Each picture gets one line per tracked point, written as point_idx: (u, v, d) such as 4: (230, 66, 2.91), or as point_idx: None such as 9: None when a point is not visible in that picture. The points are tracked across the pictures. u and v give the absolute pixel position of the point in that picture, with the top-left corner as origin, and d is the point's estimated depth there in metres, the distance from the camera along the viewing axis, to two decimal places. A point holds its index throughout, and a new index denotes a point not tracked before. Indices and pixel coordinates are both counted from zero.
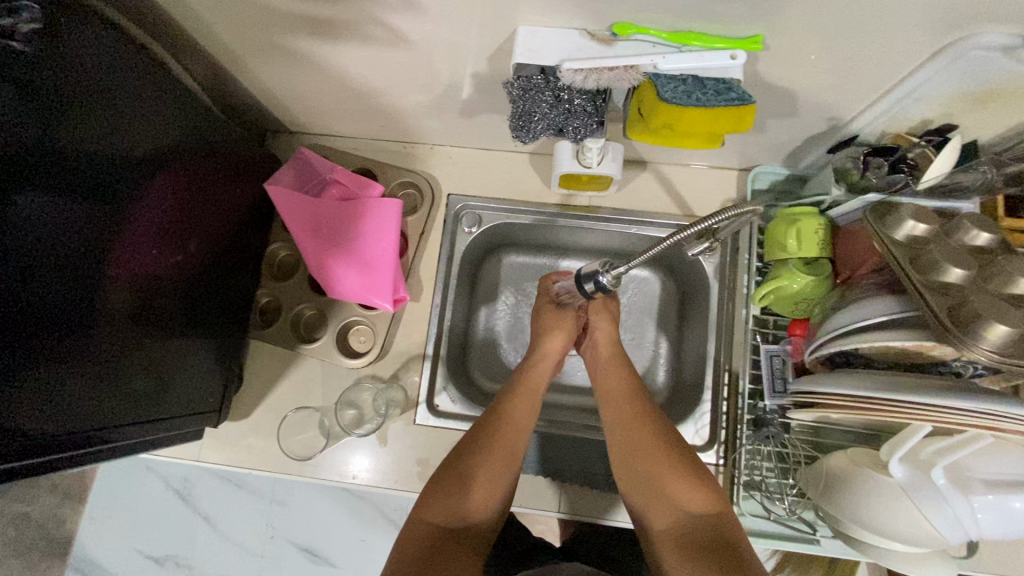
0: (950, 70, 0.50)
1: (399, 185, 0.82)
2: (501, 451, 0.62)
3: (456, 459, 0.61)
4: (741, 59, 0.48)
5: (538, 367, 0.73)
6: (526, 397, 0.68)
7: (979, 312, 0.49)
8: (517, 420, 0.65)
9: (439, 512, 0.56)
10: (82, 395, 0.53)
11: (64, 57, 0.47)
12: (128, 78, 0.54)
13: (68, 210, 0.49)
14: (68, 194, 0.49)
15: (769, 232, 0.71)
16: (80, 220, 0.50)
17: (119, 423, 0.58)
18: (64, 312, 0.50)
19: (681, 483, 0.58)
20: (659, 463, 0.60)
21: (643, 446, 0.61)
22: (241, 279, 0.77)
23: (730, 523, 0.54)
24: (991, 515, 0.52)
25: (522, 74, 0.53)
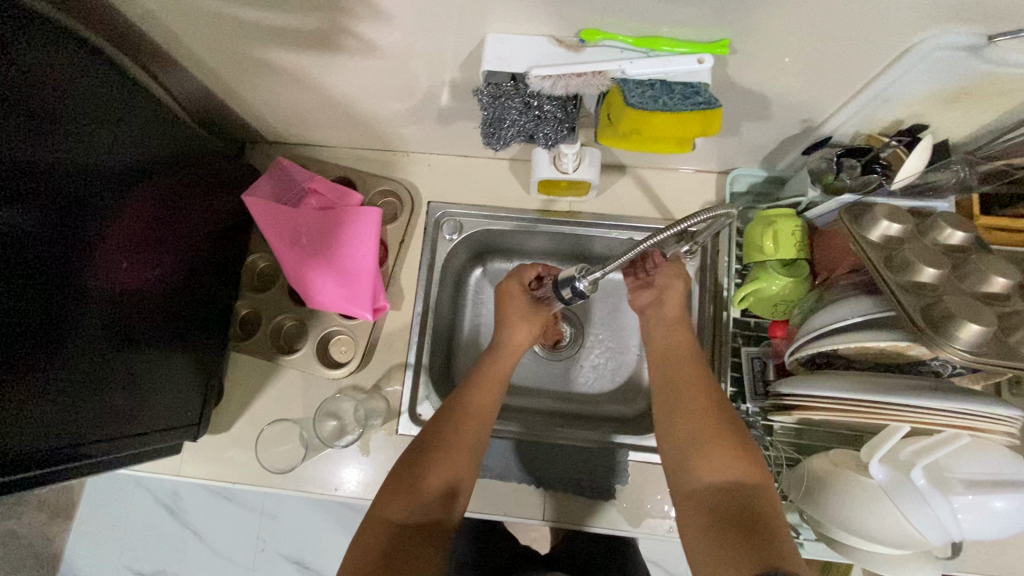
0: (918, 70, 0.50)
1: (379, 193, 0.82)
2: (463, 444, 0.61)
3: (415, 453, 0.60)
4: (709, 62, 0.48)
5: (501, 359, 0.71)
6: (488, 389, 0.67)
7: (951, 312, 0.49)
8: (476, 413, 0.64)
9: (398, 508, 0.55)
10: (52, 413, 0.52)
11: (21, 70, 0.46)
12: (90, 90, 0.53)
13: (33, 228, 0.48)
14: (33, 210, 0.48)
15: (746, 234, 0.71)
16: (47, 236, 0.49)
17: (92, 440, 0.57)
18: (32, 329, 0.48)
19: (727, 455, 0.56)
20: (705, 433, 0.58)
21: (694, 417, 0.60)
22: (219, 290, 0.76)
23: (761, 497, 0.53)
24: (972, 515, 0.51)
25: (492, 81, 0.52)
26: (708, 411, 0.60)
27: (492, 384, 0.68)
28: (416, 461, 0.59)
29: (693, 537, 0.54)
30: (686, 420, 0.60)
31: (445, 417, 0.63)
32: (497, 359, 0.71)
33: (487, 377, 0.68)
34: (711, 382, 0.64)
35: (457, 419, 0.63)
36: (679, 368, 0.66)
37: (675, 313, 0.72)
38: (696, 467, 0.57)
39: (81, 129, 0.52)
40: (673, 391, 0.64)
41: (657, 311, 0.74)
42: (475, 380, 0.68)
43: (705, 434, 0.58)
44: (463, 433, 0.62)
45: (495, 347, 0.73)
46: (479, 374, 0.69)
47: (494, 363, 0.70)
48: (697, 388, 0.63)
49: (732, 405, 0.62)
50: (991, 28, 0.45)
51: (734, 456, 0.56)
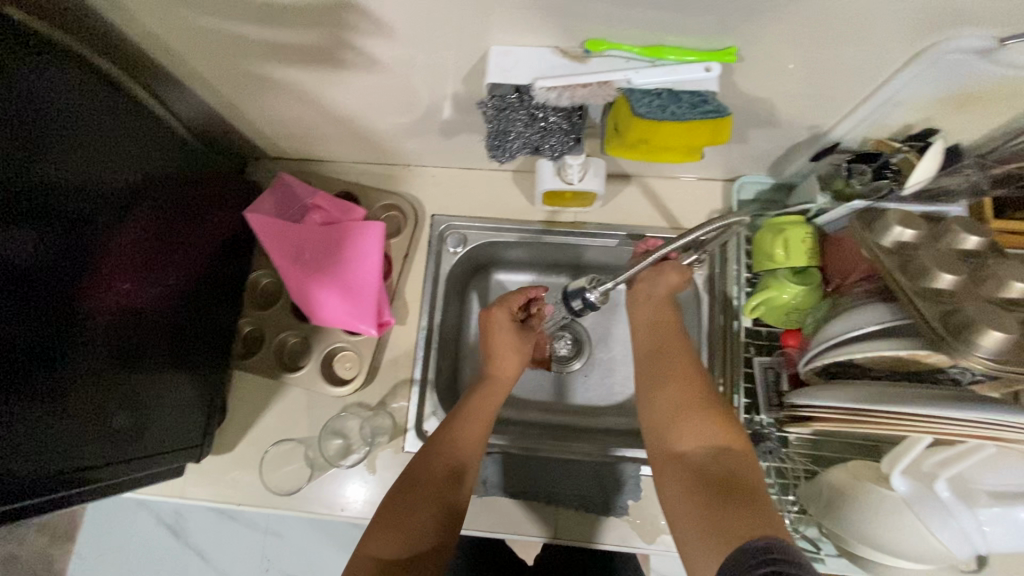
0: (929, 74, 0.49)
1: (382, 208, 0.81)
2: (451, 475, 0.60)
3: (402, 487, 0.59)
4: (717, 70, 0.47)
5: (492, 392, 0.69)
6: (478, 418, 0.65)
7: (971, 319, 0.48)
8: (465, 446, 0.63)
9: (383, 545, 0.54)
10: (51, 437, 0.50)
11: (18, 87, 0.45)
12: (89, 107, 0.52)
13: (32, 248, 0.47)
14: (33, 229, 0.47)
15: (755, 242, 0.70)
16: (47, 256, 0.48)
17: (94, 464, 0.56)
18: (31, 351, 0.47)
19: (703, 423, 0.55)
20: (682, 401, 0.58)
21: (674, 385, 0.60)
22: (222, 308, 0.76)
23: (739, 463, 0.52)
24: (996, 526, 0.52)
25: (497, 93, 0.51)
26: (689, 383, 0.59)
27: (481, 414, 0.66)
28: (403, 497, 0.58)
29: (671, 505, 0.52)
30: (668, 393, 0.59)
31: (433, 449, 0.62)
32: (489, 388, 0.69)
33: (477, 405, 0.67)
34: (693, 358, 0.63)
35: (446, 450, 0.62)
36: (662, 347, 0.65)
37: (665, 289, 0.69)
38: (675, 435, 0.56)
39: (79, 147, 0.51)
40: (655, 366, 0.63)
41: (642, 291, 0.71)
42: (465, 408, 0.66)
43: (683, 403, 0.58)
44: (450, 466, 0.61)
45: (486, 375, 0.71)
46: (469, 402, 0.67)
47: (485, 391, 0.69)
48: (679, 362, 0.62)
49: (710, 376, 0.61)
50: (1003, 30, 0.44)
51: (716, 425, 0.55)
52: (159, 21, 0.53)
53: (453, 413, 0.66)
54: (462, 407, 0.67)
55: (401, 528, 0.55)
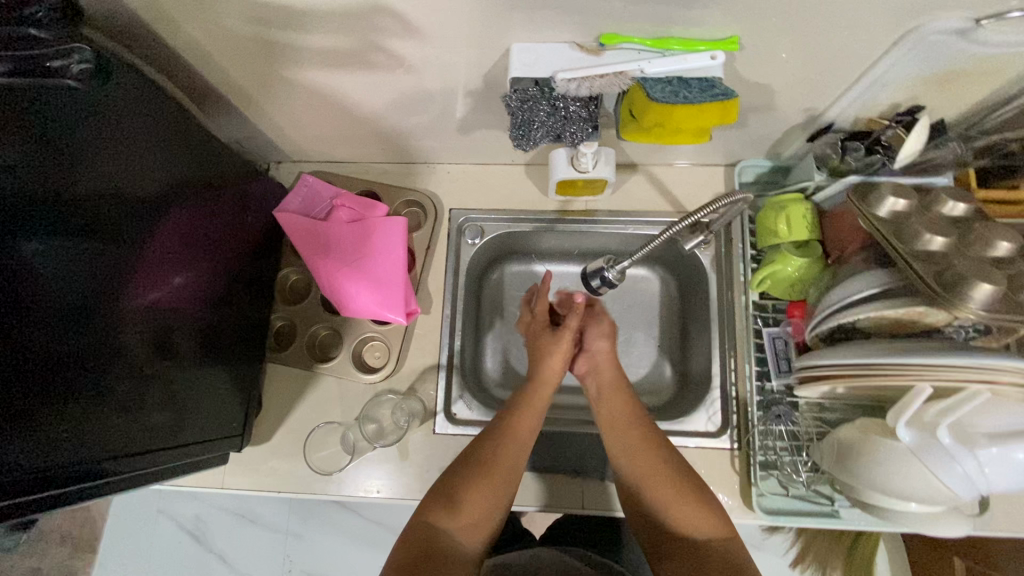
0: (913, 55, 0.54)
1: (403, 204, 0.85)
2: (497, 473, 0.61)
3: (450, 483, 0.60)
4: (721, 58, 0.52)
5: (542, 387, 0.70)
6: (528, 422, 0.66)
7: (964, 275, 0.53)
8: (522, 435, 0.65)
9: (437, 515, 0.57)
10: (87, 425, 0.52)
11: (73, 97, 0.50)
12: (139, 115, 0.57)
13: (82, 244, 0.51)
14: (83, 224, 0.51)
15: (758, 221, 0.75)
16: (93, 254, 0.52)
17: (129, 453, 0.58)
18: (70, 341, 0.50)
19: (695, 514, 0.59)
20: (665, 487, 0.61)
21: (644, 469, 0.63)
22: (255, 304, 0.79)
23: (740, 550, 0.56)
24: (997, 466, 0.54)
25: (519, 87, 0.56)
26: (664, 464, 0.63)
27: (531, 418, 0.67)
28: (458, 476, 0.61)
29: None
30: (654, 480, 0.62)
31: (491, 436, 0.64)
32: (539, 382, 0.71)
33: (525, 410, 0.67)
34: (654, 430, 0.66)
35: (491, 451, 0.63)
36: (623, 425, 0.66)
37: (607, 373, 0.72)
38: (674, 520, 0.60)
39: (126, 151, 0.56)
40: (630, 442, 0.65)
41: (598, 373, 0.73)
42: (517, 406, 0.68)
43: (668, 489, 0.61)
44: (496, 466, 0.61)
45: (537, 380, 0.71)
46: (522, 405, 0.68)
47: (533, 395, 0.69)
48: (656, 441, 0.65)
49: (667, 443, 0.65)
50: (978, 13, 0.49)
51: (713, 512, 0.59)
52: (202, 30, 0.57)
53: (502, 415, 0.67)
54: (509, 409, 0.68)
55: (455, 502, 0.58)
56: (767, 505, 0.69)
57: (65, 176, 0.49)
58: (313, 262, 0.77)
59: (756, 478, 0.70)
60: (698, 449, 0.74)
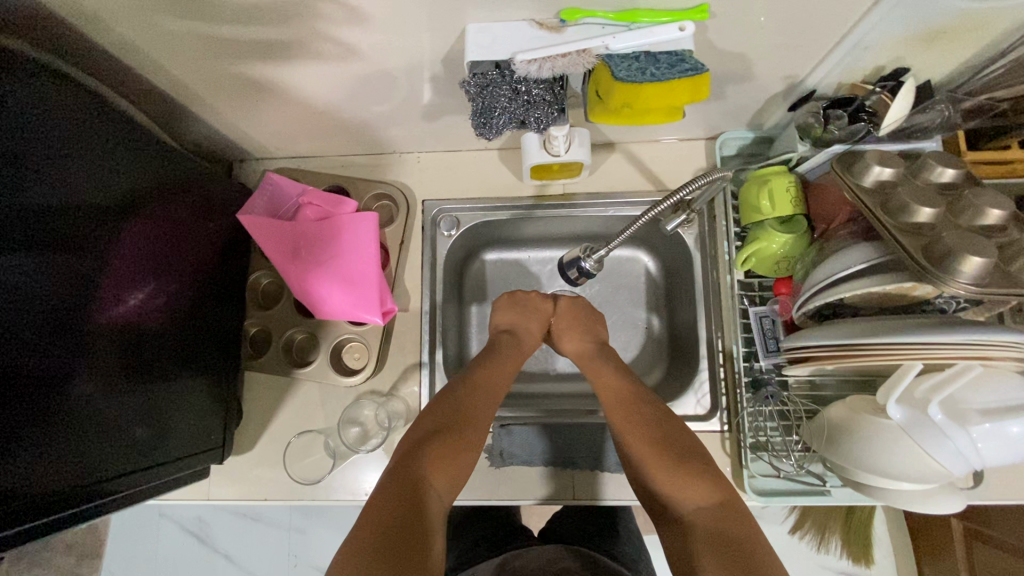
0: (896, 13, 0.51)
1: (373, 198, 0.82)
2: (467, 436, 0.60)
3: (400, 479, 0.53)
4: (690, 29, 0.48)
5: (501, 355, 0.72)
6: (474, 410, 0.63)
7: (951, 247, 0.50)
8: (480, 404, 0.65)
9: (402, 475, 0.54)
10: (64, 452, 0.51)
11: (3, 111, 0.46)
12: (83, 126, 0.53)
13: (38, 269, 0.48)
14: (40, 251, 0.49)
15: (741, 196, 0.72)
16: (53, 281, 0.50)
17: (118, 474, 0.57)
18: (39, 368, 0.48)
19: (690, 483, 0.55)
20: (655, 458, 0.58)
21: (643, 442, 0.60)
22: (229, 311, 0.77)
23: (730, 511, 0.52)
24: (993, 442, 0.51)
25: (478, 71, 0.52)
26: (653, 434, 0.60)
27: (482, 405, 0.65)
28: (421, 438, 0.58)
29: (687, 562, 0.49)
30: (642, 449, 0.60)
31: (439, 400, 0.64)
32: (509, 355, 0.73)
33: (473, 397, 0.65)
34: (650, 401, 0.64)
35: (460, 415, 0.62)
36: (621, 395, 0.65)
37: (576, 350, 0.75)
38: (671, 493, 0.56)
39: (78, 167, 0.53)
40: (626, 423, 0.63)
41: (582, 361, 0.73)
42: (478, 370, 0.69)
43: (660, 460, 0.58)
44: (462, 429, 0.61)
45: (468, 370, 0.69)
46: (463, 395, 0.65)
47: (477, 381, 0.67)
48: (657, 411, 0.63)
49: (665, 416, 0.63)
50: None
51: (703, 477, 0.55)
52: (134, 30, 0.53)
53: (440, 404, 0.63)
54: (445, 398, 0.64)
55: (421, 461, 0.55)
56: (758, 487, 0.68)
57: (16, 202, 0.47)
58: (282, 266, 0.74)
59: (746, 459, 0.69)
60: None
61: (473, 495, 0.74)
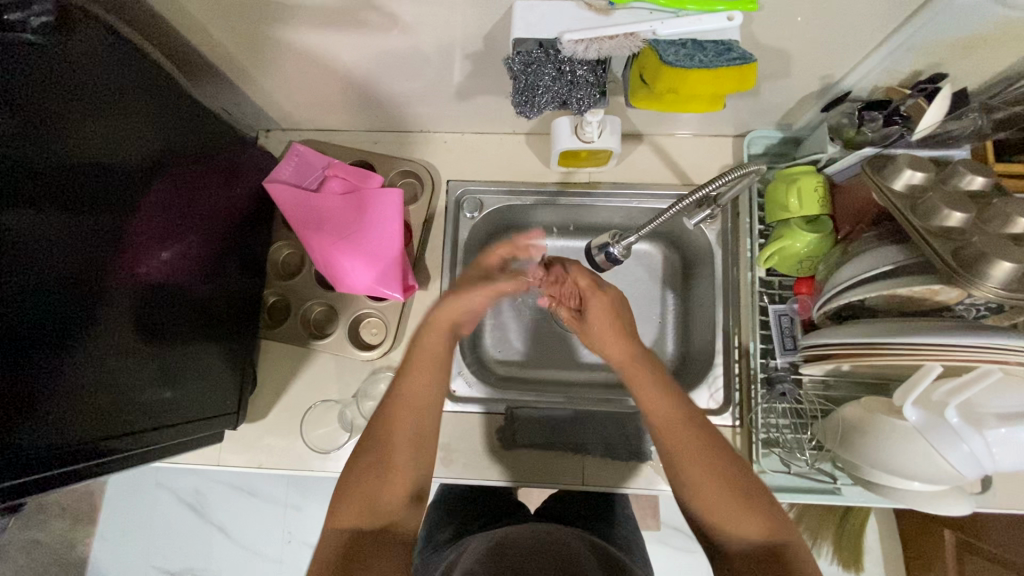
0: (943, 17, 0.51)
1: (398, 174, 0.82)
2: (403, 440, 0.59)
3: (343, 522, 0.54)
4: (739, 19, 0.48)
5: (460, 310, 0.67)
6: (412, 411, 0.60)
7: (983, 252, 0.51)
8: (420, 400, 0.61)
9: (350, 513, 0.55)
10: (60, 418, 0.49)
11: (47, 64, 0.46)
12: (86, 75, 0.50)
13: (35, 226, 0.46)
14: (39, 207, 0.46)
15: (768, 193, 0.72)
16: (52, 239, 0.47)
17: (131, 432, 0.57)
18: (34, 332, 0.46)
19: (747, 519, 0.51)
20: (707, 486, 0.53)
21: (687, 458, 0.55)
22: (249, 278, 0.77)
23: (789, 552, 0.50)
24: (1004, 447, 0.54)
25: (522, 49, 0.52)
26: (705, 455, 0.54)
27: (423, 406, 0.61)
28: (361, 458, 0.58)
29: None
30: (686, 467, 0.55)
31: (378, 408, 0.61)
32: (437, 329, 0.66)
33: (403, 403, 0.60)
34: (687, 407, 0.58)
35: (392, 416, 0.60)
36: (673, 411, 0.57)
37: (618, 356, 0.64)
38: (723, 526, 0.52)
39: (83, 119, 0.50)
40: (663, 435, 0.57)
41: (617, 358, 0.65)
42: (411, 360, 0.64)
43: (715, 488, 0.53)
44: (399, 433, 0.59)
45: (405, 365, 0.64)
46: (395, 402, 0.61)
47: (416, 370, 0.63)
48: (702, 426, 0.57)
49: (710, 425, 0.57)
50: None
51: (761, 510, 0.52)
52: None
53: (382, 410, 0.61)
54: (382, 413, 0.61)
55: (363, 488, 0.56)
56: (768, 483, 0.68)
57: (11, 154, 0.44)
58: (304, 235, 0.73)
59: (758, 454, 0.69)
60: None
61: (483, 475, 0.74)
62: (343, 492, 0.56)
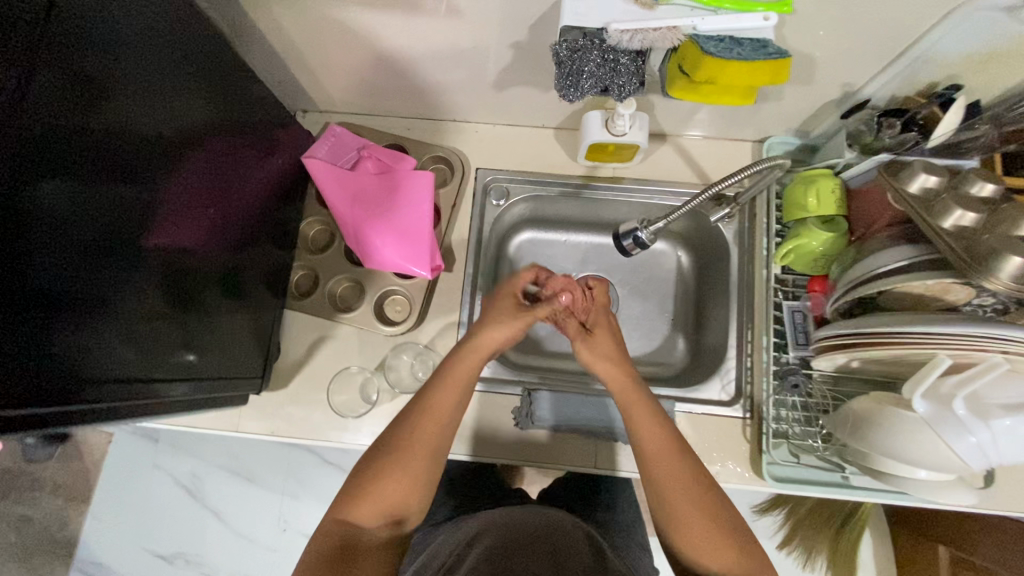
0: (962, 28, 0.55)
1: (431, 159, 0.85)
2: (420, 451, 0.60)
3: (336, 515, 0.57)
4: (774, 20, 0.51)
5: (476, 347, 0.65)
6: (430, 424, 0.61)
7: (996, 248, 0.54)
8: (438, 414, 0.62)
9: (345, 508, 0.57)
10: (85, 385, 0.47)
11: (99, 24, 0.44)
12: (138, 41, 0.48)
13: (67, 199, 0.43)
14: (72, 178, 0.43)
15: (787, 194, 0.76)
16: (84, 213, 0.44)
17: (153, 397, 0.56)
18: (61, 315, 0.43)
19: (714, 542, 0.57)
20: (682, 505, 0.58)
21: (666, 479, 0.59)
22: (279, 249, 0.79)
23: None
24: (1008, 437, 0.56)
25: (569, 38, 0.56)
26: (682, 476, 0.59)
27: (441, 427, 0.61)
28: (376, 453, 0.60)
29: None
30: (665, 487, 0.59)
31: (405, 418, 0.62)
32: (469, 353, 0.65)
33: (424, 418, 0.61)
34: (668, 426, 0.62)
35: (415, 425, 0.61)
36: (655, 432, 0.61)
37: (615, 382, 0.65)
38: (688, 545, 0.58)
39: (118, 88, 0.47)
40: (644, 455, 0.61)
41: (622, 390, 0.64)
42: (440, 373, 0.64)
43: (688, 510, 0.58)
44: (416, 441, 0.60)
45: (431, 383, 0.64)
46: (411, 423, 0.61)
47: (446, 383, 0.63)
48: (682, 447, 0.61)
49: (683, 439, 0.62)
50: None
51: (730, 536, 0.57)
52: None
53: (403, 418, 0.62)
54: (403, 420, 0.62)
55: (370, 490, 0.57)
56: (777, 474, 0.71)
57: (49, 126, 0.41)
58: (340, 211, 0.76)
59: (768, 445, 0.71)
60: (712, 416, 0.76)
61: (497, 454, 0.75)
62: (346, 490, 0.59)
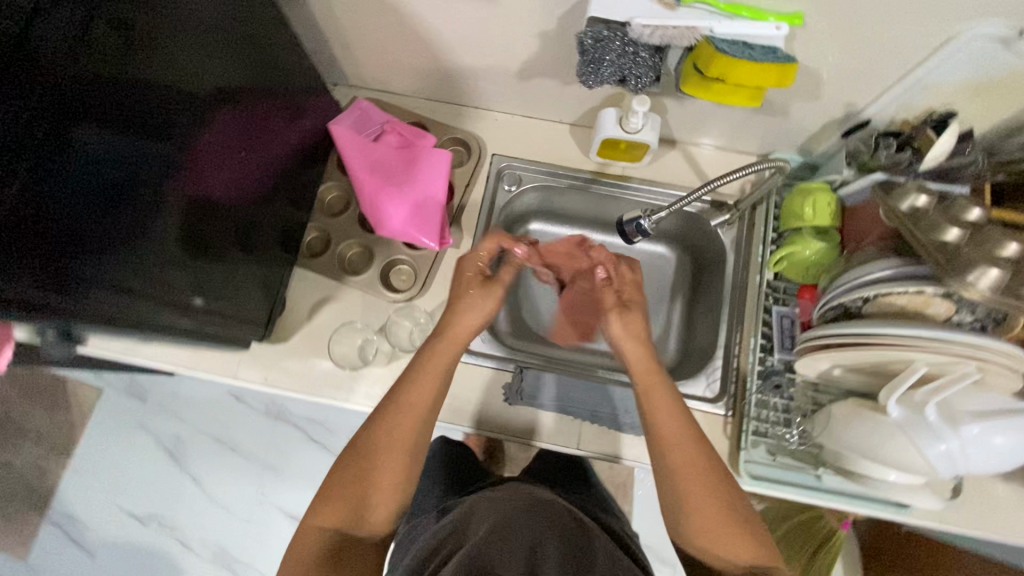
0: (958, 56, 0.59)
1: (449, 141, 0.89)
2: (398, 444, 0.60)
3: (320, 521, 0.58)
4: (785, 30, 0.57)
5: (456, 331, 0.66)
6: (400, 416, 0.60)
7: (973, 259, 0.57)
8: (412, 407, 0.61)
9: (327, 517, 0.58)
10: (107, 316, 0.50)
11: None
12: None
13: (100, 144, 0.45)
14: (106, 124, 0.45)
15: (784, 204, 0.79)
16: (108, 154, 0.46)
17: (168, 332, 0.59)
18: (83, 252, 0.45)
19: (735, 541, 0.58)
20: (701, 499, 0.58)
21: (688, 474, 0.59)
22: (296, 208, 0.82)
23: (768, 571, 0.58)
24: (976, 445, 0.59)
25: (594, 28, 0.60)
26: (703, 471, 0.59)
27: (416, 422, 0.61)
28: (358, 447, 0.60)
29: None
30: (684, 481, 0.59)
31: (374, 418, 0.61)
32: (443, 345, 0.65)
33: (399, 416, 0.60)
34: (686, 419, 0.61)
35: (383, 422, 0.60)
36: (667, 426, 0.61)
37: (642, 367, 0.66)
38: (706, 542, 0.59)
39: (159, 41, 0.49)
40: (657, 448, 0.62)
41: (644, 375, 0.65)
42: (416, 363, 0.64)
43: (710, 510, 0.58)
44: (394, 435, 0.60)
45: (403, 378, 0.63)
46: (383, 419, 0.60)
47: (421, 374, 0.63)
48: (698, 438, 0.61)
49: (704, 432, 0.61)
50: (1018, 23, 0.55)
51: (750, 533, 0.58)
52: None
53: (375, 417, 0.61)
54: (377, 415, 0.61)
55: (352, 488, 0.58)
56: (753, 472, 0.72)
57: (89, 73, 0.43)
58: (358, 177, 0.80)
59: (747, 442, 0.73)
60: (695, 410, 0.78)
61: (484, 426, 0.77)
62: (328, 491, 0.59)
